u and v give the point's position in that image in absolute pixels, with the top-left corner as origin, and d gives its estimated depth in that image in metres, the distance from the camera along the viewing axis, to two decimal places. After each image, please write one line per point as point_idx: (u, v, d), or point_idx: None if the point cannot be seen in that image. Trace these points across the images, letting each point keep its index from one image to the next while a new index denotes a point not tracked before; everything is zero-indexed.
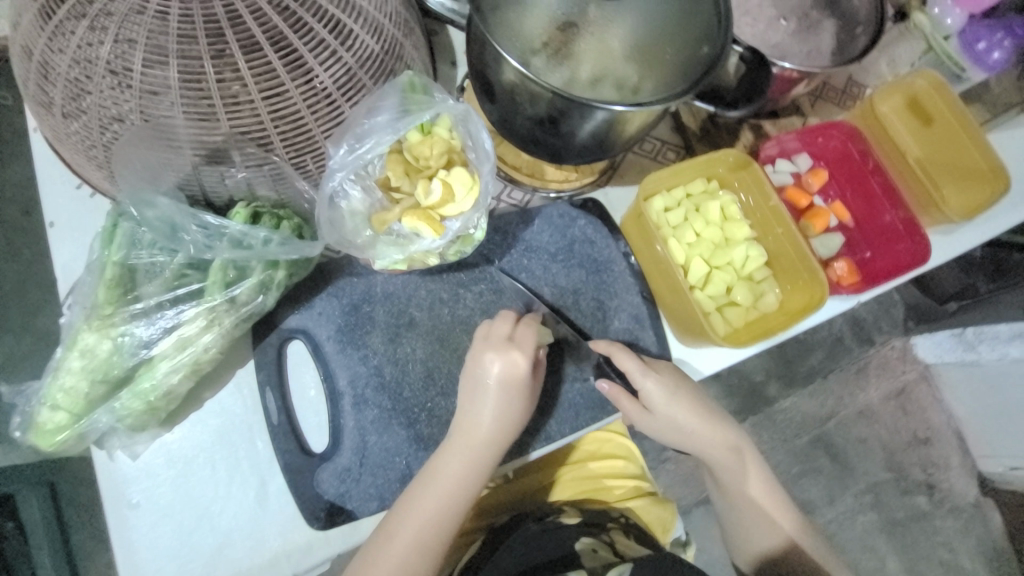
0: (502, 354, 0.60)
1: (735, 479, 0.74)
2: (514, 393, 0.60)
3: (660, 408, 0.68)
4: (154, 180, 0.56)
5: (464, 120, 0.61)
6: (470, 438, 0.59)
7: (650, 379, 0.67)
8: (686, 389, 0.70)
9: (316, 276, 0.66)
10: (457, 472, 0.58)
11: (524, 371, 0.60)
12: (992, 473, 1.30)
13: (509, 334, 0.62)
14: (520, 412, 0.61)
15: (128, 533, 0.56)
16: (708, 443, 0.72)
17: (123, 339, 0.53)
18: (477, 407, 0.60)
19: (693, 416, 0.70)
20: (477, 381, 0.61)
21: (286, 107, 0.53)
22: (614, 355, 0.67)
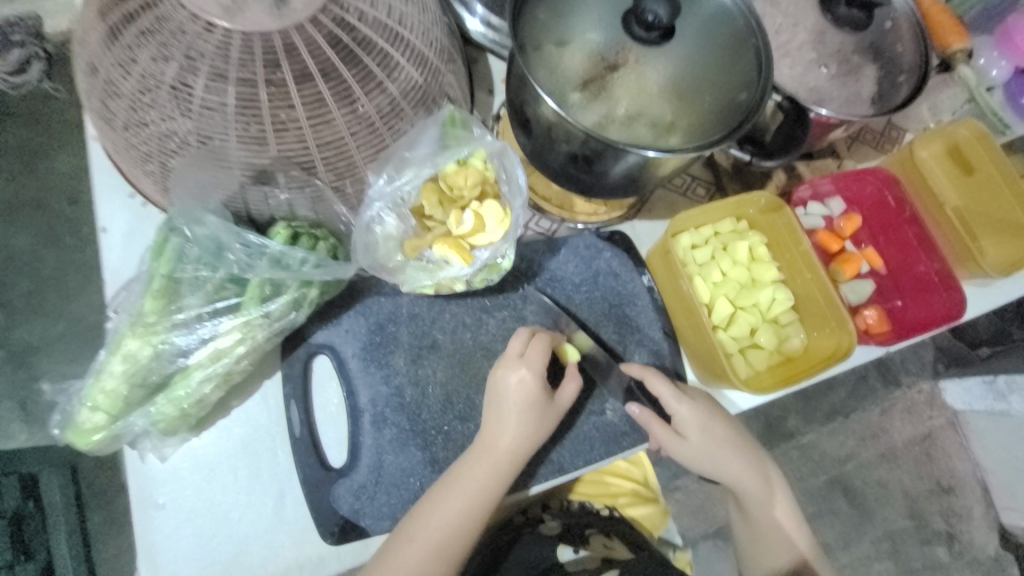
0: (518, 377, 0.61)
1: (761, 505, 0.74)
2: (528, 417, 0.61)
3: (694, 435, 0.68)
4: (202, 198, 0.58)
5: (500, 154, 0.63)
6: (483, 461, 0.60)
7: (684, 405, 0.67)
8: (721, 417, 0.70)
9: (345, 294, 0.67)
10: (468, 494, 0.59)
11: (537, 389, 0.61)
12: (1017, 530, 1.23)
13: (521, 352, 0.62)
14: (534, 434, 0.61)
15: (152, 532, 0.59)
16: (737, 471, 0.72)
17: (163, 346, 0.56)
18: (491, 428, 0.61)
19: (726, 444, 0.70)
20: (494, 403, 0.61)
21: (332, 134, 0.56)
22: (645, 378, 0.68)
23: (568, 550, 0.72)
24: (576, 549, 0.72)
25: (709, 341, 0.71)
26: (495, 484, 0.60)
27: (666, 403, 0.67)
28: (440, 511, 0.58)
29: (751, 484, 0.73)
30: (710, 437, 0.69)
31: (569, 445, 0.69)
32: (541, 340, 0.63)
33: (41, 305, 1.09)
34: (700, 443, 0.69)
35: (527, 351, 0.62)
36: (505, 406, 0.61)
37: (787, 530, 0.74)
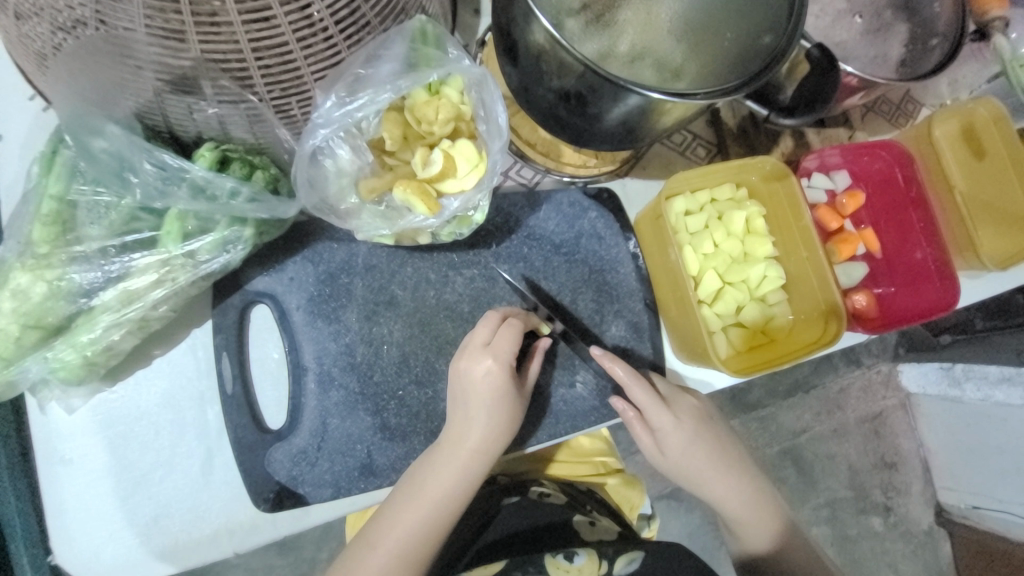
0: (486, 368, 0.56)
1: (750, 520, 0.68)
2: (500, 408, 0.56)
3: (674, 453, 0.65)
4: (105, 106, 0.47)
5: (480, 85, 0.53)
6: (451, 454, 0.55)
7: (670, 421, 0.63)
8: (707, 429, 0.65)
9: (290, 236, 0.59)
10: (440, 491, 0.55)
11: (506, 380, 0.56)
12: (949, 506, 1.30)
13: (488, 340, 0.57)
14: (508, 427, 0.57)
15: (57, 488, 0.52)
16: (720, 489, 0.67)
17: (61, 283, 0.47)
18: (461, 421, 0.56)
19: (705, 454, 0.66)
20: (461, 392, 0.57)
21: (272, 38, 0.43)
22: (628, 385, 0.61)
23: (582, 519, 0.71)
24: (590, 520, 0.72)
25: (692, 315, 0.65)
26: (468, 481, 0.56)
27: (652, 416, 0.62)
28: (408, 510, 0.55)
29: (737, 502, 0.67)
30: (692, 455, 0.65)
31: (532, 417, 0.65)
32: (515, 328, 0.57)
33: None
34: (677, 458, 0.65)
35: (494, 339, 0.57)
36: (475, 398, 0.56)
37: (775, 550, 0.68)
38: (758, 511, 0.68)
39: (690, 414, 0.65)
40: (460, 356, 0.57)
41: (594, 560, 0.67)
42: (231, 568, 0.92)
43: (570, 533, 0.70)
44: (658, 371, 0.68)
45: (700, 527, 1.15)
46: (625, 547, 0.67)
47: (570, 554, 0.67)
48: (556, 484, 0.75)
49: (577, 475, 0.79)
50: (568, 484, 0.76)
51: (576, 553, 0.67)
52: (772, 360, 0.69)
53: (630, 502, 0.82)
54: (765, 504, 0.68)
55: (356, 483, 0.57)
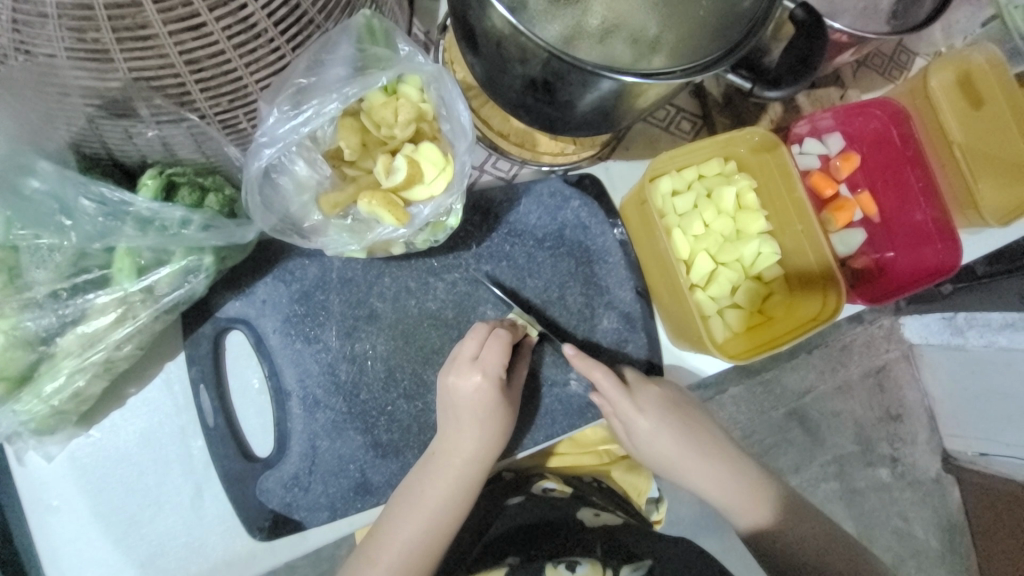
0: (476, 382, 0.55)
1: (734, 499, 0.66)
2: (492, 419, 0.56)
3: (644, 441, 0.65)
4: (35, 139, 0.44)
5: (438, 84, 0.50)
6: (441, 471, 0.55)
7: (635, 414, 0.62)
8: (676, 418, 0.65)
9: (259, 255, 0.56)
10: (437, 504, 0.54)
11: (495, 392, 0.55)
12: (957, 453, 1.30)
13: (476, 353, 0.56)
14: (498, 436, 0.56)
15: (47, 538, 0.51)
16: (697, 472, 0.66)
17: (17, 332, 0.44)
18: (454, 438, 0.55)
19: (682, 437, 0.65)
20: (455, 411, 0.55)
21: (206, 51, 0.39)
22: (591, 375, 0.60)
23: (586, 513, 0.70)
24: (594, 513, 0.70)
25: (684, 302, 0.62)
26: (462, 495, 0.55)
27: (619, 410, 0.61)
28: (401, 532, 0.53)
29: (716, 483, 0.66)
30: (661, 443, 0.65)
31: (527, 418, 0.63)
32: (502, 340, 0.56)
33: None
34: (647, 447, 0.66)
35: (482, 354, 0.55)
36: (468, 413, 0.55)
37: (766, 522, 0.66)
38: (741, 490, 0.66)
39: (657, 402, 0.63)
40: (447, 371, 0.56)
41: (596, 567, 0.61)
42: None
43: (573, 530, 0.68)
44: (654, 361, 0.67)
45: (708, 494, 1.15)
46: (630, 554, 0.63)
47: (573, 564, 0.62)
48: (560, 477, 0.75)
49: (581, 464, 0.80)
50: (572, 476, 0.77)
51: (578, 562, 0.62)
52: (771, 339, 0.67)
53: (637, 487, 0.81)
54: (748, 483, 0.67)
55: (353, 503, 0.56)
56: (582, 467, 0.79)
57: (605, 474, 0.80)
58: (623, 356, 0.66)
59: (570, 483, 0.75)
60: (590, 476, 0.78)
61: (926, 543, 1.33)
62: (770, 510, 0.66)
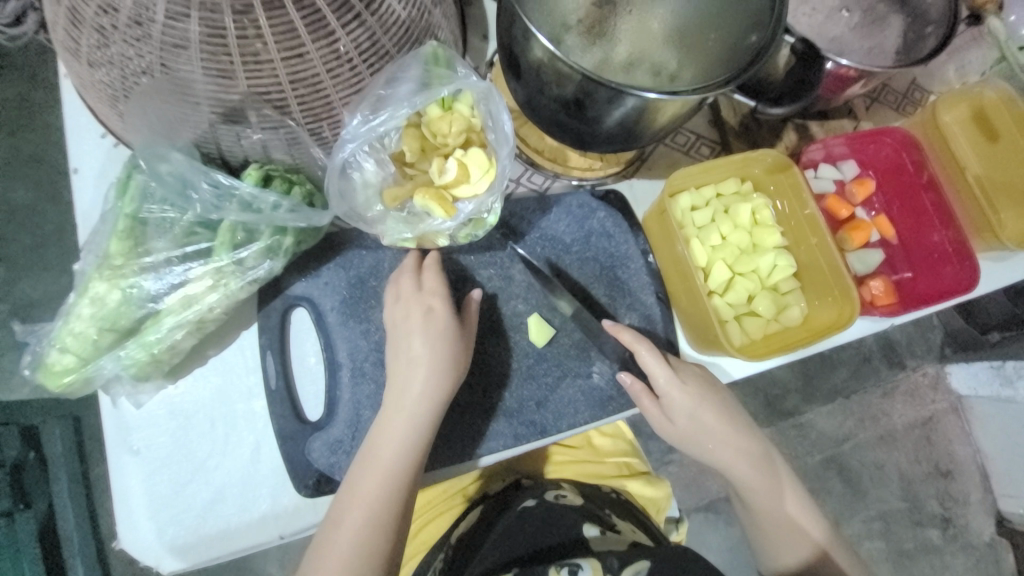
0: (427, 335, 0.59)
1: (762, 490, 0.69)
2: (439, 373, 0.59)
3: (683, 419, 0.66)
4: (168, 135, 0.54)
5: (487, 100, 0.58)
6: (393, 420, 0.57)
7: (677, 388, 0.64)
8: (715, 400, 0.67)
9: (324, 246, 0.65)
10: (400, 434, 0.57)
11: (444, 314, 0.61)
12: (1012, 515, 1.22)
13: (417, 284, 0.62)
14: (454, 366, 0.59)
15: (124, 477, 0.59)
16: (733, 460, 0.69)
17: (132, 290, 0.54)
18: (405, 389, 0.58)
19: (720, 426, 0.67)
20: (407, 365, 0.59)
21: (306, 70, 0.49)
22: (636, 350, 0.64)
23: (593, 529, 0.69)
24: (602, 529, 0.69)
25: (702, 305, 0.67)
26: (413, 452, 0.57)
27: (659, 382, 0.64)
28: (363, 486, 0.56)
29: (750, 470, 0.69)
30: (701, 424, 0.66)
31: (552, 411, 0.67)
32: (445, 291, 0.61)
33: (21, 270, 1.04)
34: (686, 424, 0.66)
35: (425, 283, 0.62)
36: (418, 366, 0.59)
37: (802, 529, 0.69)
38: (770, 483, 0.69)
39: (696, 380, 0.66)
40: (395, 304, 0.61)
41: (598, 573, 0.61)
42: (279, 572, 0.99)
43: (581, 544, 0.67)
44: None
45: (740, 540, 1.13)
46: (631, 559, 0.62)
47: (575, 571, 0.62)
48: (574, 486, 0.76)
49: (600, 475, 0.81)
50: (592, 487, 0.77)
51: (580, 568, 0.62)
52: (787, 346, 0.70)
53: (657, 503, 0.83)
54: (775, 476, 0.70)
55: None
56: (602, 478, 0.81)
57: (626, 488, 0.81)
58: None
59: (587, 493, 0.75)
60: (610, 487, 0.79)
61: None
62: (790, 505, 0.70)
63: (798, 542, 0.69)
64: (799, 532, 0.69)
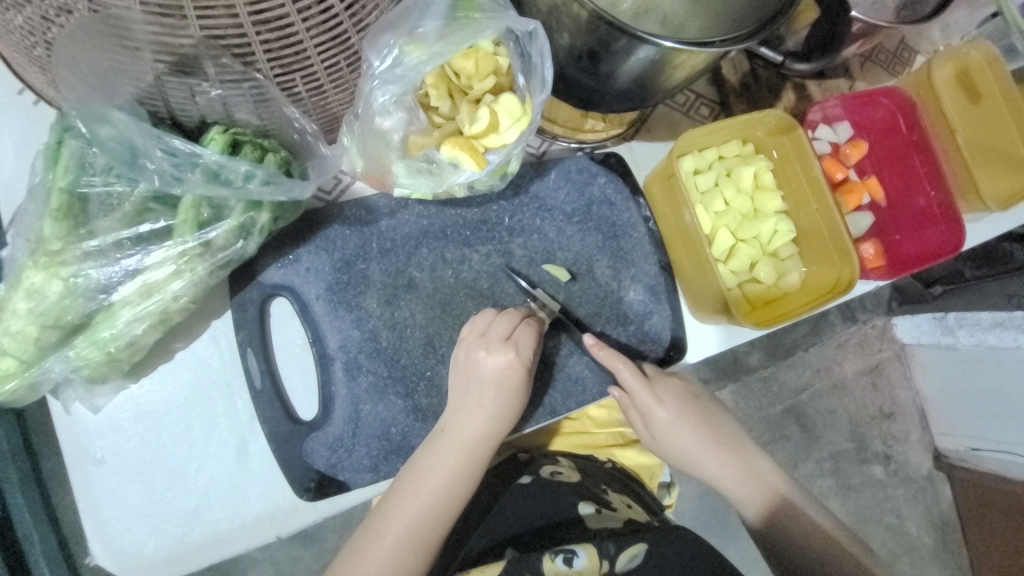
0: (494, 406, 0.57)
1: (733, 478, 0.68)
2: (480, 448, 0.57)
3: (654, 424, 0.66)
4: (108, 92, 0.45)
5: (522, 38, 0.52)
6: (425, 483, 0.55)
7: (655, 402, 0.65)
8: (687, 403, 0.68)
9: (302, 223, 0.58)
10: (440, 483, 0.55)
11: (520, 372, 0.57)
12: (948, 451, 1.29)
13: (508, 334, 0.57)
14: (509, 419, 0.58)
15: (92, 488, 0.53)
16: (704, 455, 0.68)
17: (77, 280, 0.46)
18: (442, 454, 0.56)
19: (693, 430, 0.68)
20: (453, 435, 0.56)
21: (271, 10, 0.39)
22: (614, 369, 0.63)
23: (588, 507, 0.67)
24: (597, 508, 0.67)
25: (709, 272, 0.65)
26: (435, 519, 0.55)
27: (640, 398, 0.64)
28: (389, 534, 0.54)
29: (718, 465, 0.68)
30: (677, 436, 0.67)
31: (557, 387, 0.65)
32: (519, 360, 0.57)
33: None
34: (657, 426, 0.66)
35: (514, 334, 0.57)
36: (462, 436, 0.56)
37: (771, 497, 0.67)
38: (735, 463, 0.68)
39: (674, 394, 0.67)
40: (476, 344, 0.57)
41: (594, 560, 0.59)
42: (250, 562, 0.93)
43: (573, 523, 0.65)
44: (677, 332, 0.68)
45: (711, 488, 1.16)
46: (627, 542, 0.61)
47: (570, 556, 0.59)
48: (571, 462, 0.74)
49: (594, 446, 0.79)
50: (586, 459, 0.76)
51: (576, 554, 0.60)
52: (786, 312, 0.70)
53: (650, 470, 0.81)
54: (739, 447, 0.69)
55: (393, 465, 0.58)
56: (597, 449, 0.78)
57: (619, 458, 0.79)
58: (649, 327, 0.68)
59: (581, 467, 0.74)
60: (604, 458, 0.77)
61: (919, 543, 1.31)
62: (769, 486, 0.68)
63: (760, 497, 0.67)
64: (775, 517, 0.66)
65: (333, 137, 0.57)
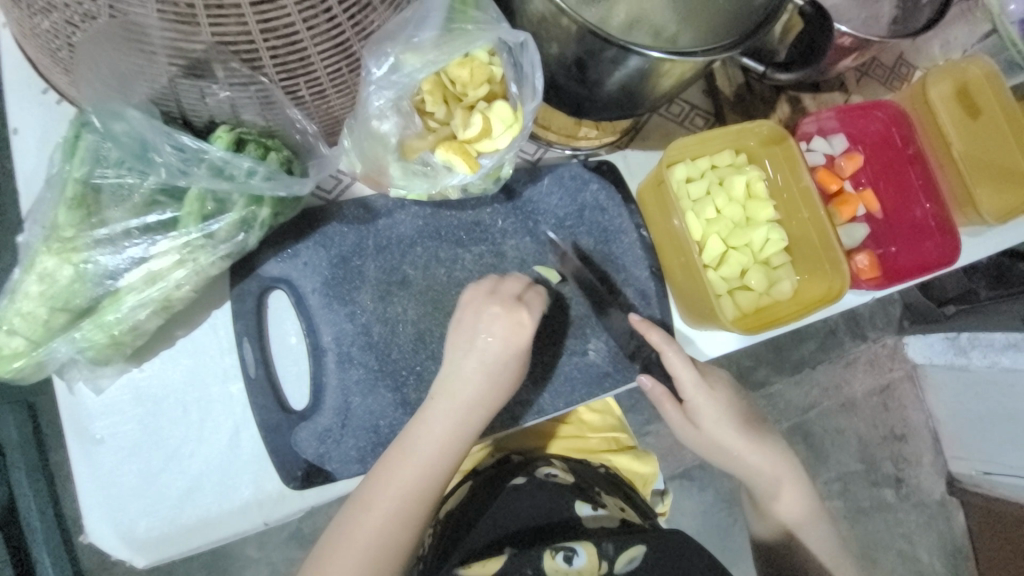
0: (492, 367, 0.58)
1: (766, 483, 0.70)
2: (478, 409, 0.58)
3: (702, 414, 0.67)
4: (122, 90, 0.49)
5: (514, 49, 0.54)
6: (423, 441, 0.56)
7: (703, 392, 0.66)
8: (736, 416, 0.69)
9: (301, 220, 0.61)
10: (436, 446, 0.56)
11: (526, 331, 0.58)
12: (961, 475, 1.26)
13: (519, 293, 0.60)
14: (508, 378, 0.58)
15: (90, 468, 0.55)
16: (743, 465, 0.70)
17: (87, 266, 0.49)
18: (439, 415, 0.57)
19: (742, 444, 0.69)
20: (451, 395, 0.57)
21: (278, 18, 0.42)
22: (660, 351, 0.64)
23: (585, 507, 0.68)
24: (595, 507, 0.68)
25: (699, 278, 0.65)
26: (429, 479, 0.56)
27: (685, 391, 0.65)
28: (381, 501, 0.55)
29: (757, 468, 0.70)
30: (725, 433, 0.68)
31: (546, 388, 0.66)
32: (529, 321, 0.59)
33: None
34: (703, 415, 0.67)
35: (524, 295, 0.60)
36: (459, 396, 0.57)
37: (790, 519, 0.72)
38: (772, 483, 0.70)
39: (721, 387, 0.69)
40: (484, 301, 0.59)
41: (593, 560, 0.61)
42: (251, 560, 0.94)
43: (573, 523, 0.65)
44: (667, 337, 0.69)
45: (713, 504, 1.14)
46: (627, 543, 0.62)
47: (570, 555, 0.61)
48: (564, 463, 0.74)
49: (586, 450, 0.79)
50: (580, 462, 0.76)
51: (575, 553, 0.61)
52: (776, 320, 0.70)
53: (644, 478, 0.81)
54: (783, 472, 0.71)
55: (380, 458, 0.59)
56: (589, 453, 0.79)
57: (612, 463, 0.79)
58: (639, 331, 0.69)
59: (575, 471, 0.74)
60: (597, 462, 0.77)
61: (932, 570, 1.27)
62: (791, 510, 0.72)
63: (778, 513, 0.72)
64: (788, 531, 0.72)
65: (333, 140, 0.60)
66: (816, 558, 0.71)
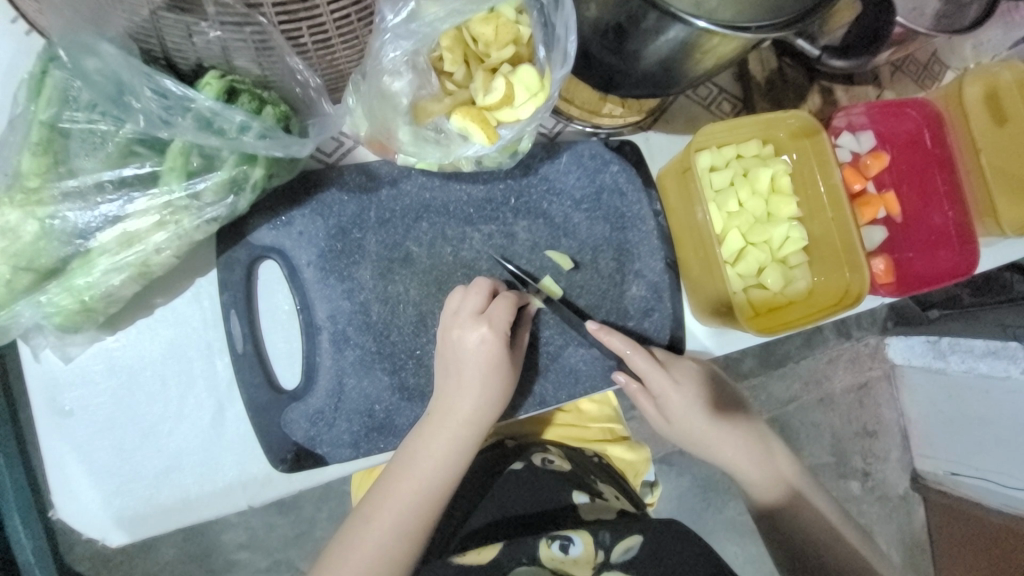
0: (479, 390, 0.55)
1: (749, 463, 0.68)
2: (473, 426, 0.55)
3: (677, 418, 0.66)
4: (98, 21, 0.42)
5: (546, 6, 0.49)
6: (416, 467, 0.54)
7: (670, 388, 0.63)
8: (708, 394, 0.66)
9: (298, 184, 0.55)
10: (431, 463, 0.54)
11: (499, 345, 0.55)
12: (925, 473, 1.28)
13: (481, 308, 0.55)
14: (500, 398, 0.56)
15: (59, 440, 0.51)
16: (720, 441, 0.68)
17: (53, 222, 0.44)
18: (430, 439, 0.54)
19: (711, 424, 0.67)
20: (440, 417, 0.54)
21: None
22: (625, 356, 0.61)
23: (582, 496, 0.66)
24: (591, 496, 0.66)
25: (717, 275, 0.62)
26: (425, 508, 0.54)
27: (653, 381, 0.62)
28: (380, 517, 0.53)
29: (744, 457, 0.68)
30: (694, 418, 0.67)
31: (546, 377, 0.64)
32: (494, 335, 0.54)
33: None
34: (681, 424, 0.67)
35: (488, 308, 0.55)
36: (448, 423, 0.54)
37: (785, 494, 0.68)
38: (756, 452, 0.69)
39: (690, 377, 0.65)
40: (450, 324, 0.55)
41: (590, 548, 0.59)
42: (213, 526, 0.91)
43: (570, 513, 0.64)
44: (676, 331, 0.66)
45: (688, 489, 1.15)
46: (623, 533, 0.60)
47: (567, 544, 0.59)
48: (561, 450, 0.72)
49: (584, 439, 0.77)
50: (574, 450, 0.74)
51: (573, 542, 0.60)
52: (789, 321, 0.68)
53: (635, 468, 0.79)
54: (764, 443, 0.70)
55: (375, 443, 0.56)
56: (585, 440, 0.76)
57: (606, 452, 0.77)
58: (648, 324, 0.66)
59: (570, 456, 0.72)
60: (592, 451, 0.75)
61: None
62: (781, 479, 0.69)
63: (772, 486, 0.68)
64: (787, 505, 0.68)
65: (336, 97, 0.54)
66: (824, 519, 0.67)
